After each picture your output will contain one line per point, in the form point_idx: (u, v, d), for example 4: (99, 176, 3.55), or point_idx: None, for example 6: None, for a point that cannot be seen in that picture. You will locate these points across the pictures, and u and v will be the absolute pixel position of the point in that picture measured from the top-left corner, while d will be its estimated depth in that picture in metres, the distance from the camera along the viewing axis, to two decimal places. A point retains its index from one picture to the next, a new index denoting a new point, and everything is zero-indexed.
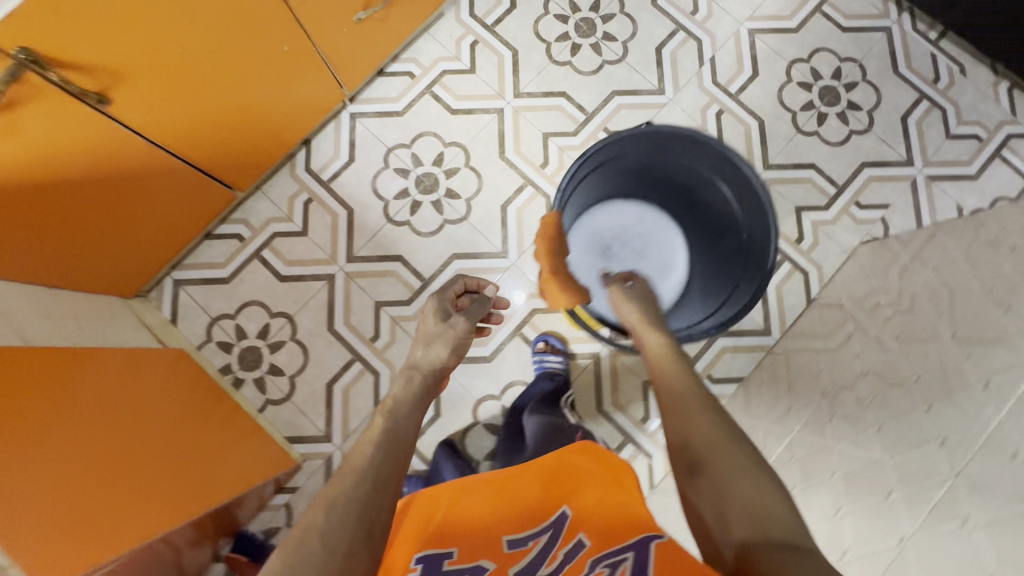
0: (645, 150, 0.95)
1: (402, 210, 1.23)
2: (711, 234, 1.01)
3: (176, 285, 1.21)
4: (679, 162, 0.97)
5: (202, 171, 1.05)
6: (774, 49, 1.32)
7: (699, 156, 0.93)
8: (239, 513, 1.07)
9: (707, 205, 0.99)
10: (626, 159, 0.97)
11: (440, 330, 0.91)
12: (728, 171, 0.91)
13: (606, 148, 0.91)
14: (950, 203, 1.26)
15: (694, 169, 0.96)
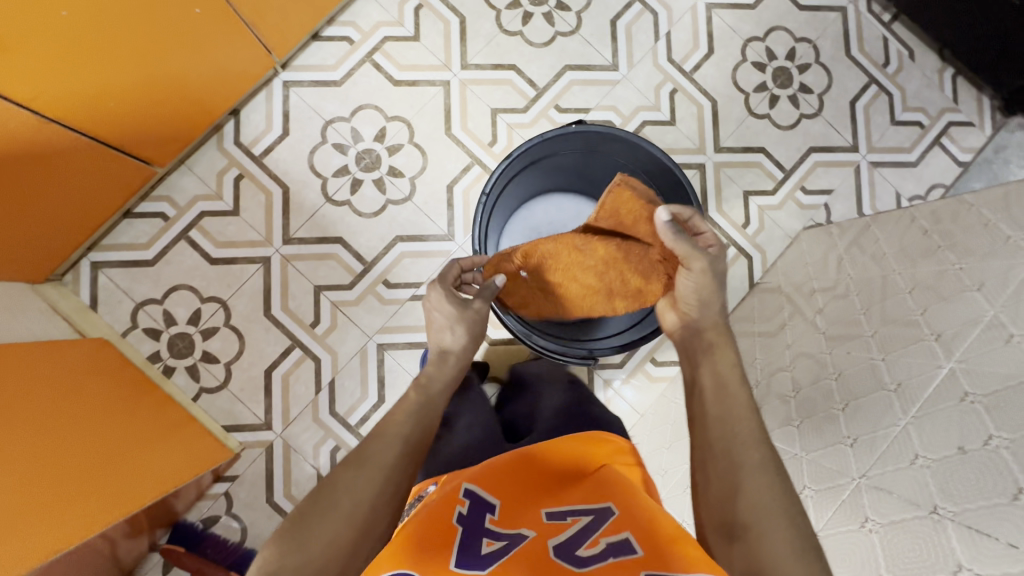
0: (579, 149, 0.92)
1: (342, 188, 1.17)
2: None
3: (94, 268, 1.12)
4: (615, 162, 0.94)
5: (112, 147, 0.96)
6: (731, 26, 1.28)
7: (630, 158, 0.91)
8: (176, 503, 1.04)
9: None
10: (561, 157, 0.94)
11: (460, 312, 0.76)
12: (664, 177, 0.90)
13: (537, 148, 0.88)
14: (890, 189, 1.28)
15: (631, 168, 0.94)
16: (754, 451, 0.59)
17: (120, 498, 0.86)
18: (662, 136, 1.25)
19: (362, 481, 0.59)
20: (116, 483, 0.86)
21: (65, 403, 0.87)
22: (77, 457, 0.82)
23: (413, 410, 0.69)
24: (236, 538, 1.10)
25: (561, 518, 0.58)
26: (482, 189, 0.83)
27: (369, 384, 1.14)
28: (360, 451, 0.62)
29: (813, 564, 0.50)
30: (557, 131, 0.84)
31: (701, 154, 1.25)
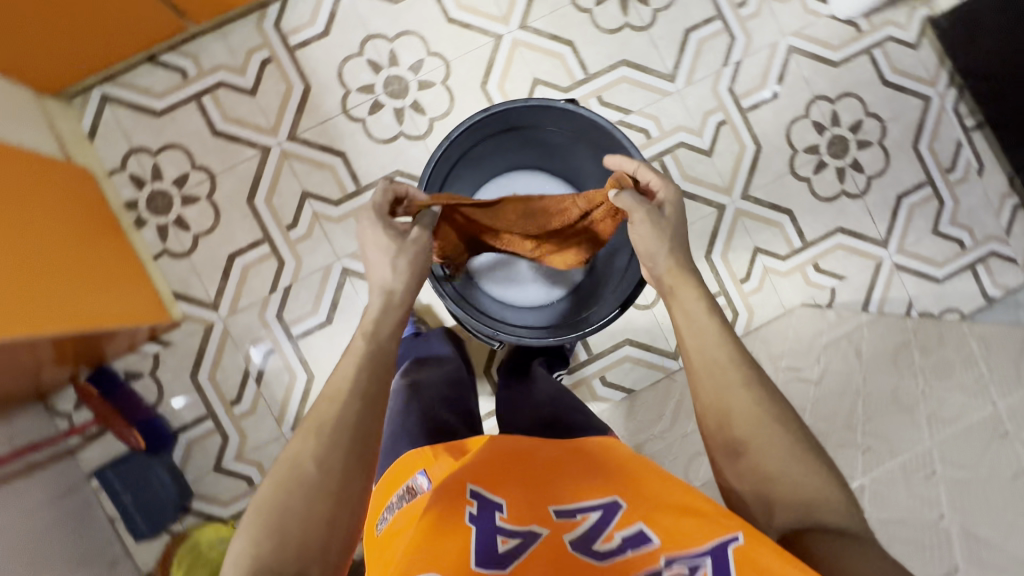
0: (569, 131, 0.86)
1: (361, 105, 1.15)
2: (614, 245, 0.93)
3: (103, 100, 1.13)
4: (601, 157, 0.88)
5: None
6: (805, 76, 1.21)
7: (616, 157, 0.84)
8: (105, 347, 1.05)
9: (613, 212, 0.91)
10: (548, 134, 0.89)
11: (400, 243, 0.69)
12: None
13: (521, 112, 0.84)
14: (903, 296, 1.22)
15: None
16: (767, 410, 0.58)
17: (70, 316, 0.88)
18: (694, 163, 1.19)
19: (318, 454, 0.56)
20: (68, 303, 0.89)
21: (32, 219, 0.89)
22: (27, 269, 0.83)
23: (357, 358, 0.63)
24: (151, 401, 1.13)
25: (569, 514, 0.54)
26: (444, 135, 0.78)
27: (322, 301, 1.14)
28: (313, 420, 0.58)
29: (814, 465, 0.55)
30: (544, 101, 0.79)
31: (726, 195, 1.20)
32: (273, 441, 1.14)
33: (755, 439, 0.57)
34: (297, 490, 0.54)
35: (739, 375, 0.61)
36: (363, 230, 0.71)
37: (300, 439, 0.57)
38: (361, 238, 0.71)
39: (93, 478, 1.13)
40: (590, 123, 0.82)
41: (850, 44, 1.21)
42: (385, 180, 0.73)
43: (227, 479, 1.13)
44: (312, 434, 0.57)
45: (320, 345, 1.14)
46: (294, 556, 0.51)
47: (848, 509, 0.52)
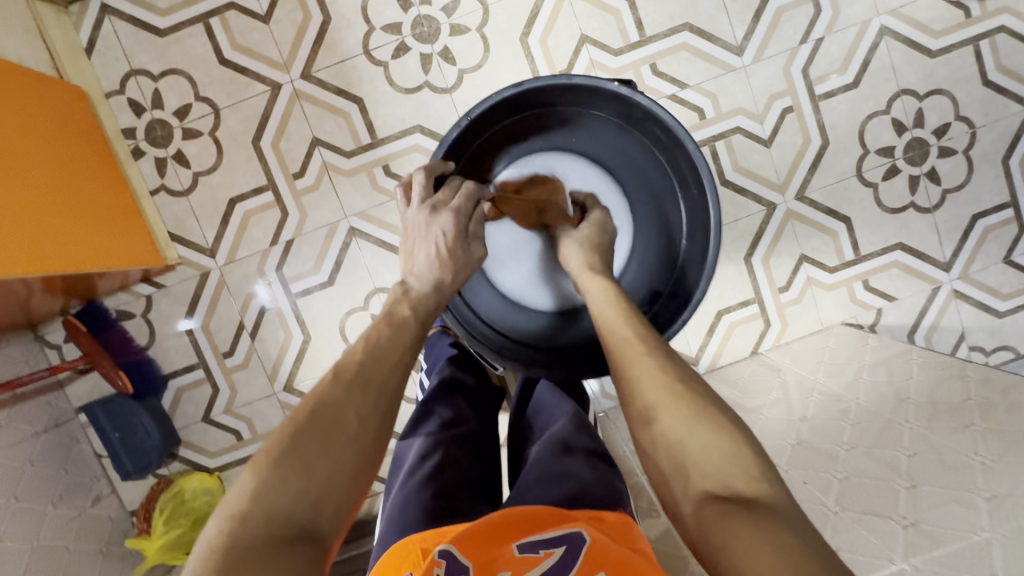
0: (616, 118, 0.79)
1: (385, 46, 1.02)
2: (653, 252, 0.82)
3: (102, 11, 1.02)
4: (648, 153, 0.80)
5: None
6: (894, 65, 1.04)
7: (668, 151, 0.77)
8: (97, 284, 0.99)
9: (655, 217, 0.82)
10: (593, 122, 0.81)
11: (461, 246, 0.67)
12: (694, 188, 0.77)
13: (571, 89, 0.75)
14: (956, 327, 1.10)
15: (661, 168, 0.80)
16: (682, 390, 0.54)
17: (57, 254, 0.82)
18: (748, 153, 1.06)
19: (350, 400, 0.52)
20: (55, 238, 0.82)
21: (17, 139, 0.81)
22: (9, 197, 0.76)
23: (400, 323, 0.61)
24: (142, 343, 1.08)
25: (533, 550, 0.50)
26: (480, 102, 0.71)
27: (325, 261, 1.07)
28: (351, 368, 0.55)
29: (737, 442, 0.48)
30: (599, 79, 0.72)
31: (780, 193, 1.07)
32: (265, 398, 1.10)
33: (668, 421, 0.52)
34: (331, 431, 0.49)
35: (657, 370, 0.56)
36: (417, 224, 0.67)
37: (333, 380, 0.53)
38: (413, 227, 0.67)
39: (81, 413, 1.11)
40: (643, 110, 0.75)
41: (954, 32, 1.04)
42: (440, 161, 0.73)
43: (215, 431, 1.11)
44: (344, 381, 0.53)
45: (319, 307, 1.07)
46: (309, 503, 0.45)
47: (767, 478, 0.45)
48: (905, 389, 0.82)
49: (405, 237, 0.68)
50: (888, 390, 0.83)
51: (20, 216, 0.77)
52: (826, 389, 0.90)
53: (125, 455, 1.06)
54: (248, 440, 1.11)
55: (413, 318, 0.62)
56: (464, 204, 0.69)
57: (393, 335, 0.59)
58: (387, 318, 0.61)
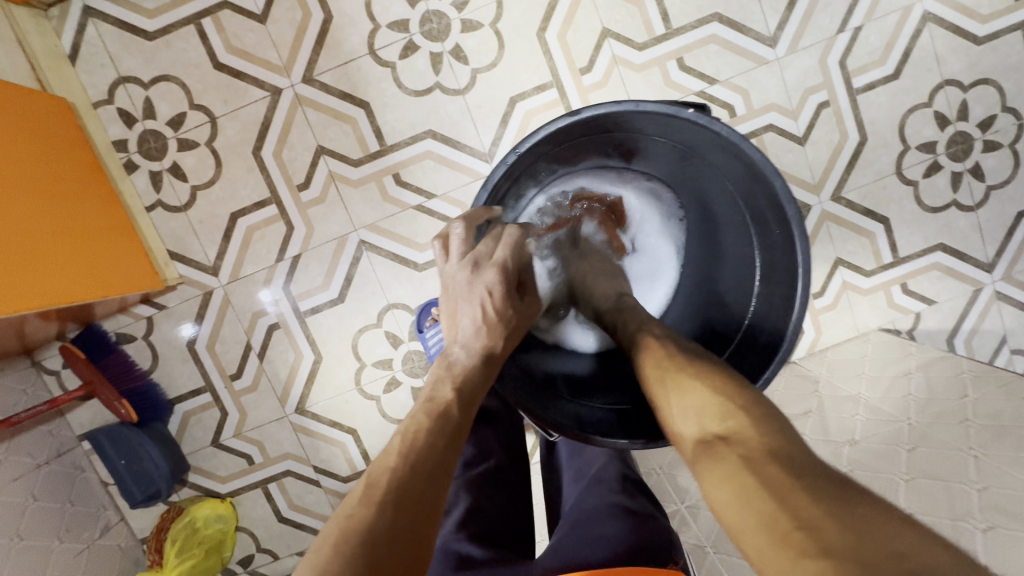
0: (681, 144, 0.64)
1: (392, 45, 0.95)
2: (715, 294, 0.71)
3: (85, 14, 0.94)
4: (718, 184, 0.66)
5: None
6: (938, 54, 0.98)
7: (748, 191, 0.61)
8: (94, 309, 0.94)
9: (720, 250, 0.71)
10: (652, 145, 0.68)
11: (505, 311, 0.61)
12: (776, 239, 0.61)
13: (620, 118, 0.61)
14: (999, 330, 1.05)
15: (735, 202, 0.65)
16: (672, 366, 0.54)
17: (45, 285, 0.76)
18: (781, 152, 1.00)
19: (390, 528, 0.43)
20: (43, 268, 0.76)
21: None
22: None
23: (440, 419, 0.52)
24: (145, 367, 1.03)
25: None
26: (513, 147, 0.57)
27: (335, 276, 1.01)
28: (384, 479, 0.46)
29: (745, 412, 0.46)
30: (659, 107, 0.56)
31: (814, 194, 1.01)
32: (276, 421, 1.05)
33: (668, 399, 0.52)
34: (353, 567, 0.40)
35: (654, 356, 0.56)
36: (460, 283, 0.61)
37: (364, 505, 0.44)
38: (454, 286, 0.61)
39: (85, 440, 1.05)
40: (718, 141, 0.59)
41: (1002, 16, 0.97)
42: (485, 206, 0.62)
43: (226, 455, 1.06)
44: (380, 505, 0.44)
45: (331, 325, 1.02)
46: None
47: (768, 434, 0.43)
48: (959, 407, 0.77)
49: (446, 294, 0.62)
50: (940, 408, 0.78)
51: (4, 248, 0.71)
52: (871, 404, 0.85)
53: (133, 483, 1.02)
54: (260, 464, 1.06)
55: (453, 412, 0.53)
56: (509, 257, 0.62)
57: (433, 436, 0.51)
58: (422, 412, 0.53)
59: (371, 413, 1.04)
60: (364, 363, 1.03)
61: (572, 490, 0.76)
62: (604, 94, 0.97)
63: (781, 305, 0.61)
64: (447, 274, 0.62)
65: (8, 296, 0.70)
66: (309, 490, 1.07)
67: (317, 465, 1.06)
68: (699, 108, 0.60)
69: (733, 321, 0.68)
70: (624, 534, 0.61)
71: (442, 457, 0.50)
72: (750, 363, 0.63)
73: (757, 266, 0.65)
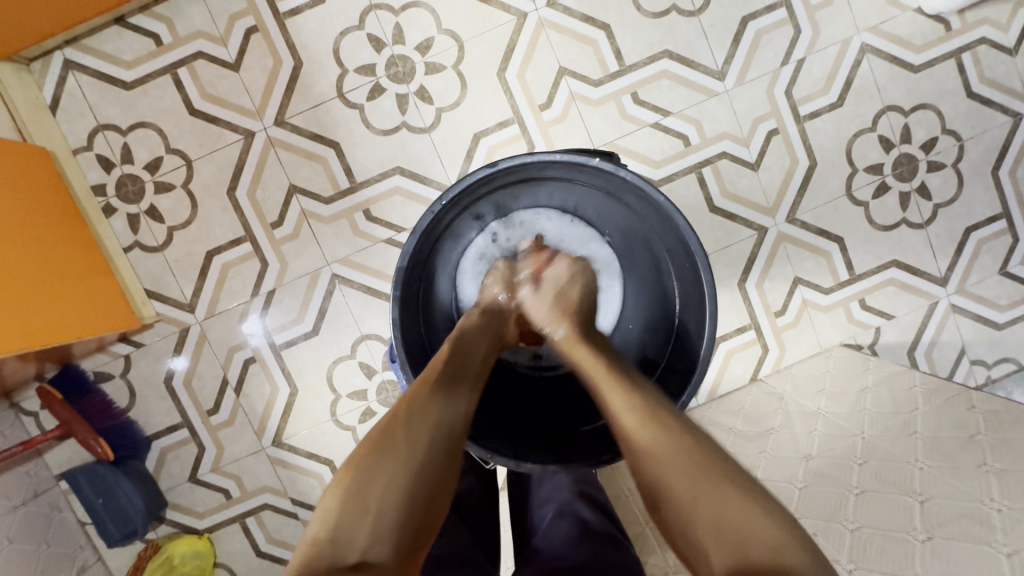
0: (602, 188, 0.72)
1: (360, 88, 1.00)
2: (646, 324, 0.76)
3: (65, 67, 0.99)
4: (638, 223, 0.72)
5: None
6: (878, 81, 1.03)
7: (660, 230, 0.68)
8: (72, 349, 0.96)
9: (643, 286, 0.77)
10: (576, 190, 0.75)
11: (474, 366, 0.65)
12: (687, 269, 0.67)
13: (543, 167, 0.68)
14: (957, 341, 1.08)
15: (652, 240, 0.72)
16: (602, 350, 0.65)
17: (21, 330, 0.78)
18: (736, 178, 1.04)
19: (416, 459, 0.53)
20: (19, 314, 0.78)
21: None
22: None
23: (409, 439, 0.53)
24: (122, 405, 1.05)
25: None
26: (438, 198, 0.63)
27: (309, 310, 1.03)
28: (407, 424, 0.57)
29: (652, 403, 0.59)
30: (569, 157, 0.63)
31: (770, 217, 1.05)
32: (252, 454, 1.06)
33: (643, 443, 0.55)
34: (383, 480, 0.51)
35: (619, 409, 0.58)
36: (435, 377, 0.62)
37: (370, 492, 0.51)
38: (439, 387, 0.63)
39: (62, 480, 1.06)
40: (628, 185, 0.66)
41: (936, 46, 1.03)
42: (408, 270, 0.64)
43: (203, 490, 1.07)
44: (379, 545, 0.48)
45: (306, 358, 1.04)
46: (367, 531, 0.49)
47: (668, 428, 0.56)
48: (911, 420, 0.79)
49: (407, 358, 0.66)
50: (894, 421, 0.81)
51: None
52: (830, 419, 0.88)
53: (110, 521, 1.02)
54: (238, 499, 1.07)
55: (424, 430, 0.54)
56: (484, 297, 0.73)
57: (407, 461, 0.52)
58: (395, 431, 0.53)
59: (348, 443, 1.06)
60: (339, 395, 1.05)
61: (540, 514, 0.77)
62: (563, 128, 1.01)
63: (696, 331, 0.67)
64: (412, 335, 0.70)
65: None
66: (287, 523, 1.07)
67: (294, 497, 1.07)
68: (608, 156, 0.67)
69: (659, 346, 0.74)
70: (588, 561, 0.62)
71: (426, 476, 0.52)
72: (675, 382, 0.69)
73: (676, 296, 0.71)
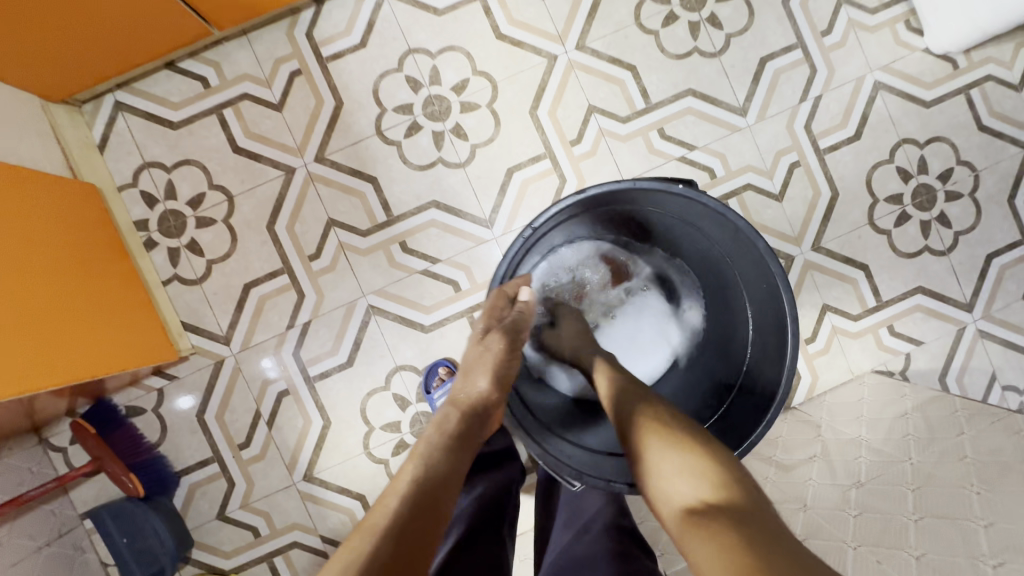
0: (677, 215, 0.76)
1: (397, 126, 1.04)
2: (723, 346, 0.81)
3: (115, 108, 1.03)
4: (713, 248, 0.76)
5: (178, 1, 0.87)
6: (893, 116, 1.08)
7: (739, 256, 0.72)
8: (106, 382, 0.95)
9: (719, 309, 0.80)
10: (651, 216, 0.79)
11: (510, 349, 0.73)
12: (765, 295, 0.71)
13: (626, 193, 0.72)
14: (988, 366, 1.09)
15: (727, 265, 0.76)
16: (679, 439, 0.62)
17: (70, 362, 0.79)
18: (761, 209, 1.07)
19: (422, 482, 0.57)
20: (70, 345, 0.80)
21: (43, 248, 0.81)
22: (39, 311, 0.77)
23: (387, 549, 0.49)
24: (153, 440, 1.03)
25: None
26: (528, 224, 0.68)
27: (343, 341, 1.04)
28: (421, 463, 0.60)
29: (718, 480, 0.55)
30: (654, 183, 0.66)
31: (796, 245, 1.08)
32: (282, 490, 1.04)
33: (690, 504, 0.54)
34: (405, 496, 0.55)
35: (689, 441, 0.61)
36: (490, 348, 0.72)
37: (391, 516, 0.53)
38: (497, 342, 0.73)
39: (86, 518, 1.04)
40: (708, 211, 0.69)
41: (945, 82, 1.08)
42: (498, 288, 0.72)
43: (230, 528, 1.04)
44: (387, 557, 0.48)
45: (342, 390, 1.04)
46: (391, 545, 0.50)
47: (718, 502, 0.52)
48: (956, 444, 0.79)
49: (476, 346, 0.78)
50: (943, 445, 0.80)
51: (42, 328, 0.76)
52: (871, 445, 0.87)
53: (135, 563, 1.00)
54: (266, 537, 1.04)
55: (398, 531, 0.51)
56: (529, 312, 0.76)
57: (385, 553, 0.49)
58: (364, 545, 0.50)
59: (381, 478, 1.04)
60: (372, 427, 1.04)
61: (568, 524, 0.79)
62: (593, 162, 1.05)
63: (774, 353, 0.71)
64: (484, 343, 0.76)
65: (40, 370, 0.74)
66: (315, 562, 1.04)
67: (324, 535, 1.04)
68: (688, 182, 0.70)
69: (734, 367, 0.78)
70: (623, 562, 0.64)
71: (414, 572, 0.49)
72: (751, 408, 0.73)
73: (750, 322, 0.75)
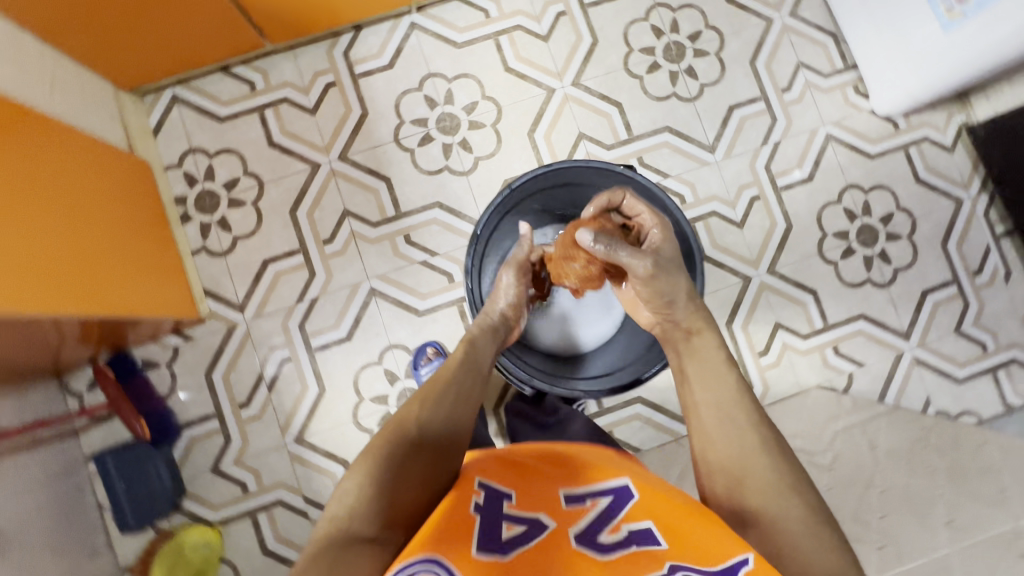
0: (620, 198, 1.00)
1: (412, 136, 1.20)
2: None
3: (172, 100, 1.19)
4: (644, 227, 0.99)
5: (244, 20, 1.05)
6: (842, 164, 1.24)
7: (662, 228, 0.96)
8: (129, 334, 1.05)
9: None
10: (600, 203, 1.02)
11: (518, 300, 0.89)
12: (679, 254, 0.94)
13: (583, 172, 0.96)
14: (922, 392, 1.21)
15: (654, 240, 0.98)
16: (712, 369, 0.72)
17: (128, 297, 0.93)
18: (723, 233, 1.22)
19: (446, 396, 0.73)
20: (128, 284, 0.94)
21: (106, 205, 0.96)
22: (104, 252, 0.91)
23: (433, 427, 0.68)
24: (163, 392, 1.14)
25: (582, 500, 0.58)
26: (509, 181, 0.91)
27: (344, 318, 1.16)
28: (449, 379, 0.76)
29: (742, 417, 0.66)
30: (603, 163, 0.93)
31: (753, 267, 1.22)
32: (273, 449, 1.14)
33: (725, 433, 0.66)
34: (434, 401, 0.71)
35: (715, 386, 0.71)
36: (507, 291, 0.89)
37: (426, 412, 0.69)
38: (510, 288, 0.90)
39: (90, 461, 1.12)
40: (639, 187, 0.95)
41: (887, 140, 1.25)
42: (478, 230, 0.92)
43: (221, 481, 1.13)
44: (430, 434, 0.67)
45: (339, 362, 1.15)
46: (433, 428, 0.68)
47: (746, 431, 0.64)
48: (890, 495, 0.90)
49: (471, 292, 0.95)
50: None
51: (106, 265, 0.90)
52: None
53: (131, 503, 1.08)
54: (253, 493, 1.13)
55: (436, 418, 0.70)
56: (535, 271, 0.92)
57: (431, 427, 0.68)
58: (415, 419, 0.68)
59: (365, 446, 1.14)
60: (362, 398, 1.15)
61: (554, 439, 0.95)
62: None
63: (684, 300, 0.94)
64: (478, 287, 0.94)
65: (106, 296, 0.88)
66: (296, 521, 1.12)
67: (307, 495, 1.13)
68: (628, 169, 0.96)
69: None
70: None
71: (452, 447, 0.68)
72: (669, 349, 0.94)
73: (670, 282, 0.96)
